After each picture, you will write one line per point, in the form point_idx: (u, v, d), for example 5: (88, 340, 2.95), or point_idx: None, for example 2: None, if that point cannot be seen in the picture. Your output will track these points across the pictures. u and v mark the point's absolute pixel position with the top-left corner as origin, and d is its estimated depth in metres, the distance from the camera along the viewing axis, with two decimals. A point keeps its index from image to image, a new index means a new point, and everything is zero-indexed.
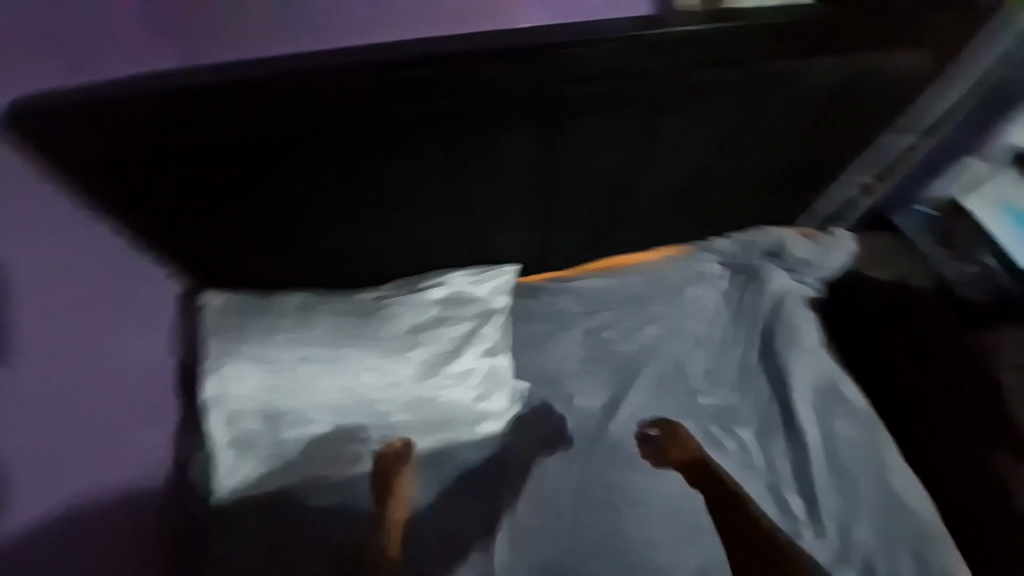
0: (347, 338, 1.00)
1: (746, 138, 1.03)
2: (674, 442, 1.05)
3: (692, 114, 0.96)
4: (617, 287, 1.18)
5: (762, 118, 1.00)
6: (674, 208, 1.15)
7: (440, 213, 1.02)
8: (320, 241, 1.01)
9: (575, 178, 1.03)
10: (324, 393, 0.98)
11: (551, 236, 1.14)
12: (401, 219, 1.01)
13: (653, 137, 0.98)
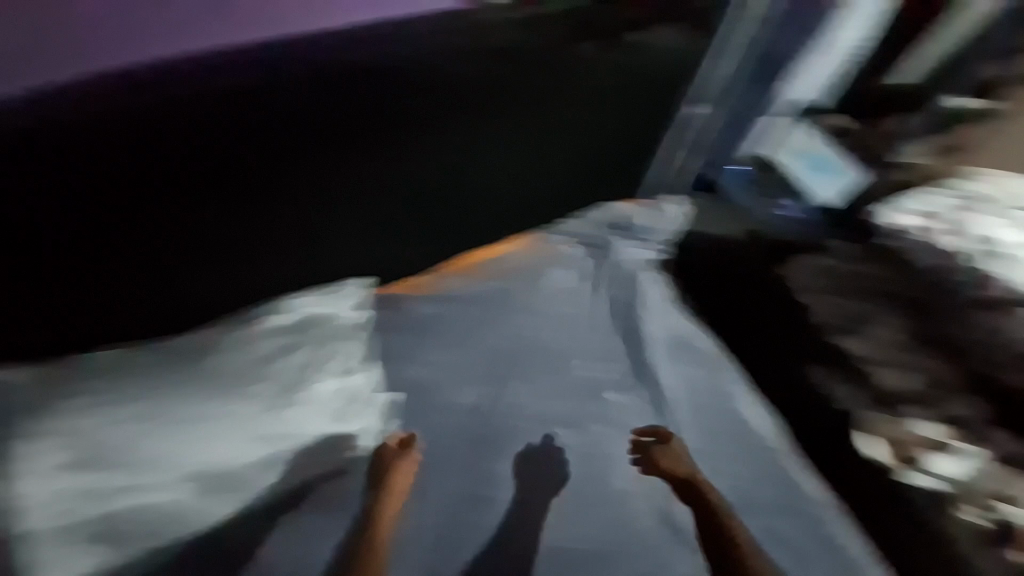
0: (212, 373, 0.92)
1: (561, 110, 1.14)
2: (667, 454, 0.98)
3: (532, 103, 1.10)
4: (480, 282, 1.21)
5: (566, 92, 1.12)
6: (522, 186, 1.22)
7: (289, 222, 1.01)
8: (193, 266, 0.97)
9: (440, 172, 1.10)
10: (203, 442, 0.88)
11: (413, 230, 1.15)
12: (272, 232, 1.01)
13: (505, 126, 1.10)
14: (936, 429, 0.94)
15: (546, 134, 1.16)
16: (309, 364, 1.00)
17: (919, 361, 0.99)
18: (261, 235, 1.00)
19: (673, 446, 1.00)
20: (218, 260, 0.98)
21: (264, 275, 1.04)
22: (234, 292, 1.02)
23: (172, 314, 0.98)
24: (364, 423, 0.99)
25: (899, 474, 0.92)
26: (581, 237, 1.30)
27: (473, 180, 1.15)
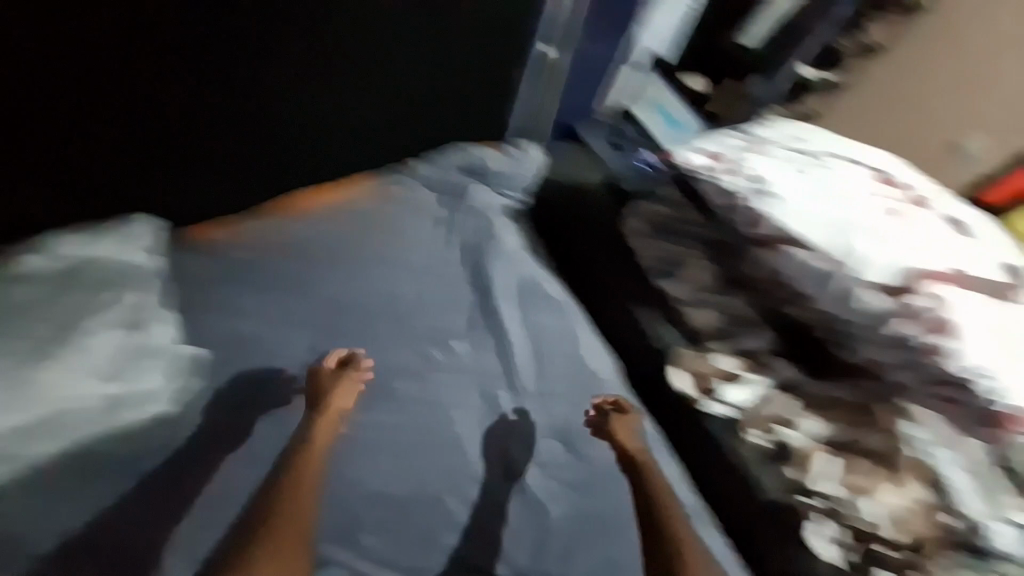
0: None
1: (398, 36, 1.07)
2: (621, 427, 0.99)
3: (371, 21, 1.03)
4: (312, 225, 1.09)
5: (403, 15, 1.06)
6: (359, 121, 1.14)
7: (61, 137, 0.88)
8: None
9: (270, 95, 1.03)
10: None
11: (229, 162, 1.04)
12: (71, 150, 0.91)
13: (342, 46, 1.03)
14: (736, 364, 0.99)
15: (385, 65, 1.09)
16: (104, 308, 0.87)
17: (731, 302, 1.03)
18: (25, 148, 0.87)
19: (632, 421, 1.00)
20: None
21: (36, 202, 0.91)
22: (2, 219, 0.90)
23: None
24: (152, 385, 0.86)
25: (701, 404, 0.99)
26: (430, 181, 1.20)
27: (298, 109, 1.06)
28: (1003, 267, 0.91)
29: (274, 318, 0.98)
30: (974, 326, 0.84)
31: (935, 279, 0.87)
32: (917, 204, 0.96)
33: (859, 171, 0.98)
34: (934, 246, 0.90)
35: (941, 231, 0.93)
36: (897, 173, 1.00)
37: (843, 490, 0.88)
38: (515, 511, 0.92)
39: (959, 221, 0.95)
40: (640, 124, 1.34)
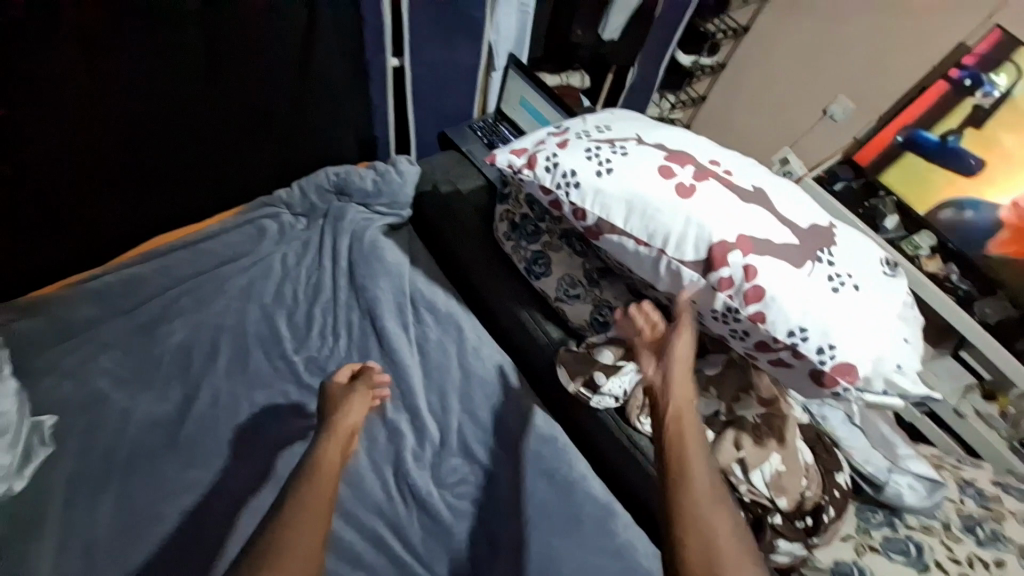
0: None
1: (185, 59, 0.90)
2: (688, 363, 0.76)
3: (179, 49, 0.88)
4: (167, 267, 1.04)
5: (214, 49, 0.91)
6: (178, 150, 1.01)
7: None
8: None
9: (90, 140, 0.91)
10: None
11: (45, 218, 0.95)
12: None
13: (161, 84, 0.90)
14: (612, 354, 0.91)
15: (184, 91, 0.93)
16: None
17: (605, 288, 0.98)
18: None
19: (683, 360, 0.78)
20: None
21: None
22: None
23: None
24: None
25: (592, 402, 0.91)
26: (292, 208, 1.15)
27: (96, 152, 0.93)
28: (811, 224, 0.75)
29: (135, 378, 0.95)
30: (784, 300, 0.68)
31: (752, 247, 0.70)
32: (705, 179, 0.74)
33: (653, 154, 0.77)
34: (739, 213, 0.72)
35: (755, 206, 0.73)
36: (689, 150, 0.79)
37: (731, 464, 0.84)
38: (419, 536, 0.92)
39: (763, 192, 0.76)
40: (517, 127, 1.31)
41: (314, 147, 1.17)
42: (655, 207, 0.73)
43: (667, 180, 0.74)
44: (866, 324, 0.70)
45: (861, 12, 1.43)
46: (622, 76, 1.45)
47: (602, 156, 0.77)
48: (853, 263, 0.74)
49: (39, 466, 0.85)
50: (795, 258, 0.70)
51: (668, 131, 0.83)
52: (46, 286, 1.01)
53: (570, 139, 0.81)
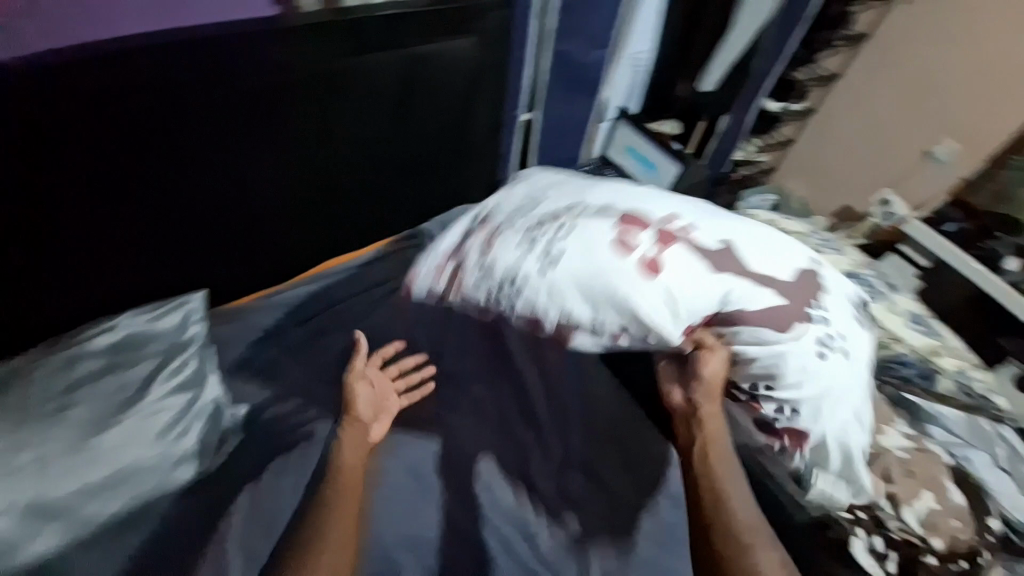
0: (49, 411, 0.83)
1: (386, 116, 1.09)
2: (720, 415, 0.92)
3: (383, 107, 1.07)
4: (331, 287, 1.20)
5: (408, 109, 1.10)
6: (360, 190, 1.18)
7: (79, 248, 0.92)
8: (55, 292, 0.94)
9: (302, 177, 1.08)
10: (25, 486, 0.78)
11: (245, 243, 1.11)
12: (127, 250, 0.97)
13: (363, 135, 1.09)
14: None
15: (373, 142, 1.11)
16: (161, 381, 0.94)
17: None
18: (59, 266, 0.92)
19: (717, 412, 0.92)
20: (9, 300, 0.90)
21: (78, 296, 0.97)
22: (45, 309, 0.95)
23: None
24: (203, 441, 0.94)
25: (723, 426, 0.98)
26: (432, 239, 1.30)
27: (303, 187, 1.09)
28: (796, 268, 0.89)
29: (304, 379, 1.08)
30: (767, 358, 0.85)
31: (717, 318, 0.86)
32: (663, 245, 0.87)
33: (603, 220, 0.92)
34: (710, 282, 0.84)
35: (726, 272, 0.85)
36: (638, 209, 0.94)
37: (881, 499, 0.86)
38: (550, 545, 0.96)
39: (731, 245, 0.88)
40: (621, 168, 1.50)
41: (454, 189, 1.32)
42: (632, 271, 0.85)
43: (629, 256, 0.86)
44: (828, 382, 0.84)
45: (967, 58, 1.46)
46: (716, 120, 1.47)
47: (554, 235, 0.93)
48: (836, 315, 0.88)
49: (232, 448, 0.98)
50: (784, 310, 0.85)
51: (602, 192, 0.99)
52: (239, 299, 1.18)
53: (513, 228, 0.99)
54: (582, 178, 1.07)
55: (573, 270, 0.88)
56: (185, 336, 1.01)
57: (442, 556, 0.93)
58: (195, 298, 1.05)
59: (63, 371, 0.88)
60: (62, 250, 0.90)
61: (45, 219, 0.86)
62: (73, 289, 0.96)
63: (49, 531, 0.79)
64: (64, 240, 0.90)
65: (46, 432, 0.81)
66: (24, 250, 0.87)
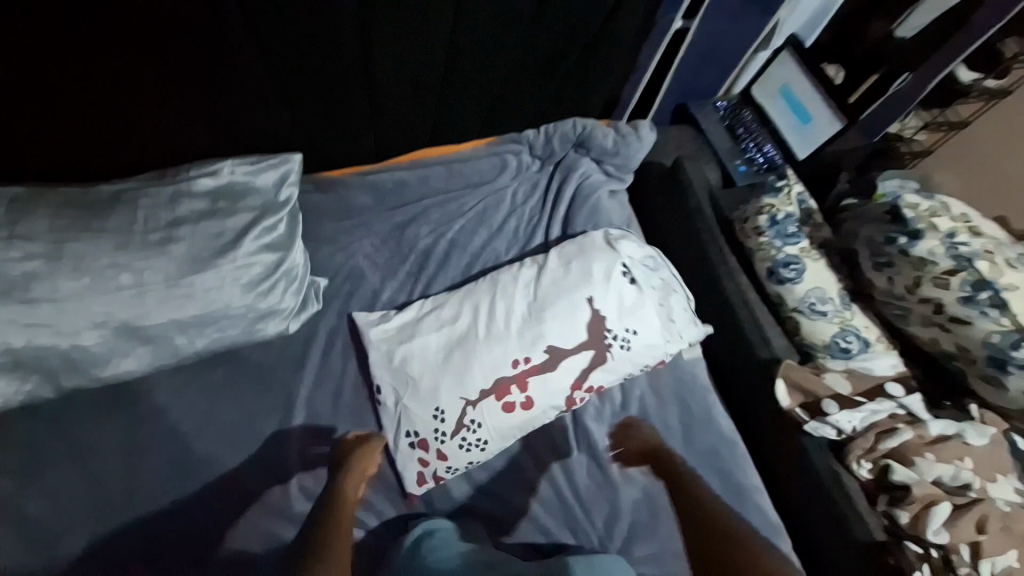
0: (147, 237, 0.84)
1: None
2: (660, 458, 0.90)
3: None
4: (426, 178, 1.13)
5: None
6: (477, 78, 1.05)
7: (177, 76, 0.84)
8: (163, 128, 0.90)
9: (423, 52, 0.96)
10: (125, 301, 0.82)
11: (348, 115, 1.03)
12: (233, 99, 0.90)
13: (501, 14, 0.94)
14: (849, 385, 0.87)
15: (507, 23, 0.96)
16: (255, 236, 0.92)
17: (856, 312, 0.91)
18: (159, 93, 0.85)
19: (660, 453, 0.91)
20: (114, 120, 0.85)
21: (177, 133, 0.92)
22: (145, 139, 0.90)
23: (70, 163, 0.88)
24: (284, 301, 0.95)
25: (808, 426, 0.86)
26: (532, 147, 1.19)
27: (421, 63, 0.97)
28: (587, 316, 0.93)
29: (387, 263, 1.07)
30: (602, 372, 0.93)
31: (581, 381, 0.92)
32: (527, 386, 0.90)
33: (485, 405, 0.89)
34: (564, 380, 0.91)
35: (563, 360, 0.92)
36: (494, 371, 0.90)
37: (961, 545, 0.75)
38: (585, 482, 0.93)
39: (553, 346, 0.92)
40: (764, 113, 1.31)
41: (573, 98, 1.18)
42: (546, 411, 0.91)
43: (514, 411, 0.89)
44: (642, 340, 0.95)
45: None
46: (890, 80, 1.12)
47: (475, 432, 0.88)
48: (617, 313, 0.95)
49: (310, 315, 1.00)
50: (594, 359, 0.92)
51: (464, 361, 0.90)
52: (335, 169, 1.14)
53: (445, 446, 0.88)
54: (438, 348, 0.92)
55: (520, 428, 0.90)
56: (280, 198, 0.96)
57: (482, 467, 0.92)
58: (294, 159, 0.97)
59: (167, 206, 0.87)
60: (155, 81, 0.83)
61: (162, 46, 0.79)
62: (185, 130, 0.92)
63: (138, 349, 0.85)
64: (163, 62, 0.81)
65: (150, 261, 0.83)
66: (123, 63, 0.79)
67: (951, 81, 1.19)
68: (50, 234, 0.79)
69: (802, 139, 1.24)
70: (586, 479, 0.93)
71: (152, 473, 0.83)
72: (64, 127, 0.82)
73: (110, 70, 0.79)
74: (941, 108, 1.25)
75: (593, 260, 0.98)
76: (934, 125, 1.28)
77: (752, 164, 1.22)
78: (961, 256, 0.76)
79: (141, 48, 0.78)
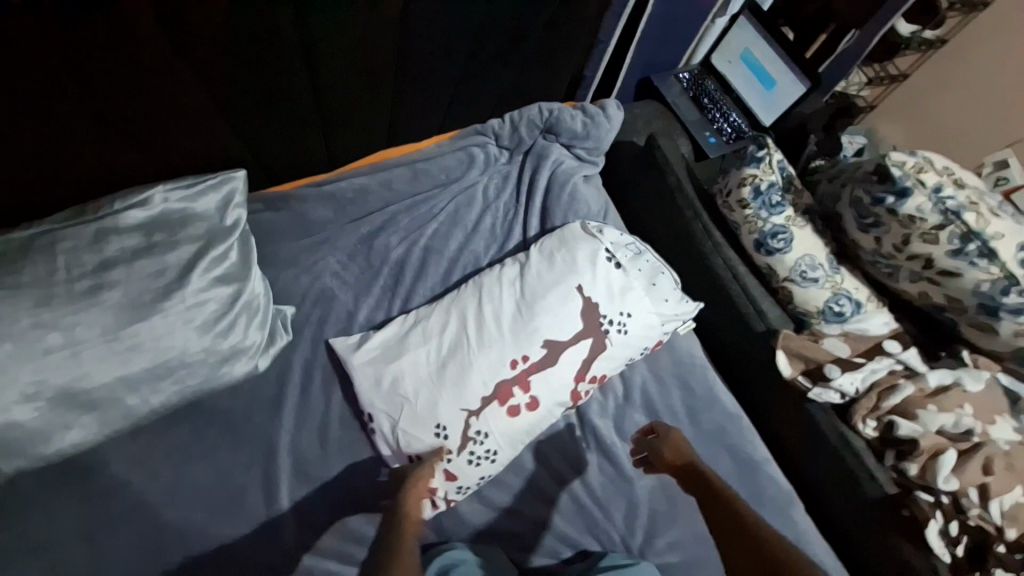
0: (72, 288, 0.72)
1: None
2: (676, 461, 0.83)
3: None
4: (389, 182, 1.04)
5: None
6: (431, 68, 0.96)
7: (83, 92, 0.70)
8: (72, 159, 0.76)
9: (369, 42, 0.86)
10: (57, 366, 0.70)
11: (293, 120, 0.91)
12: (153, 116, 0.78)
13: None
14: (847, 348, 0.89)
15: (463, 3, 0.87)
16: (204, 268, 0.80)
17: (845, 275, 0.92)
18: (63, 117, 0.71)
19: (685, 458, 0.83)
20: (7, 154, 0.70)
21: (90, 160, 0.78)
22: (52, 170, 0.76)
23: None
24: (248, 338, 0.85)
25: (812, 393, 0.87)
26: (498, 137, 1.12)
27: (367, 54, 0.87)
28: (582, 307, 0.88)
29: (358, 280, 0.98)
30: (605, 361, 0.89)
31: (587, 373, 0.88)
32: (530, 386, 0.85)
33: (489, 413, 0.83)
34: (567, 375, 0.86)
35: (564, 355, 0.87)
36: (494, 374, 0.84)
37: (969, 488, 0.77)
38: (600, 482, 0.89)
39: (552, 342, 0.86)
40: (723, 80, 1.30)
41: (534, 80, 1.12)
42: (553, 410, 0.86)
43: (520, 415, 0.84)
44: (642, 323, 0.91)
45: None
46: (840, 35, 1.13)
47: (483, 443, 0.82)
48: (612, 300, 0.91)
49: (281, 348, 0.90)
50: (594, 348, 0.88)
51: (461, 373, 0.84)
52: (286, 182, 1.03)
53: (453, 465, 0.81)
54: (429, 362, 0.85)
55: (528, 432, 0.85)
56: (227, 222, 0.85)
57: (493, 484, 0.87)
58: (237, 176, 0.86)
59: (92, 248, 0.74)
60: (53, 105, 0.69)
61: (57, 63, 0.66)
62: (101, 158, 0.79)
63: (82, 419, 0.73)
64: (64, 77, 0.67)
65: (82, 314, 0.71)
66: (10, 84, 0.64)
67: (891, 34, 1.23)
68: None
69: (766, 105, 1.23)
70: (602, 479, 0.89)
71: (124, 555, 0.73)
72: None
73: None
74: (881, 63, 1.34)
75: (580, 250, 0.93)
76: (876, 81, 1.36)
77: (721, 135, 1.22)
78: (948, 210, 0.77)
79: (32, 64, 0.64)
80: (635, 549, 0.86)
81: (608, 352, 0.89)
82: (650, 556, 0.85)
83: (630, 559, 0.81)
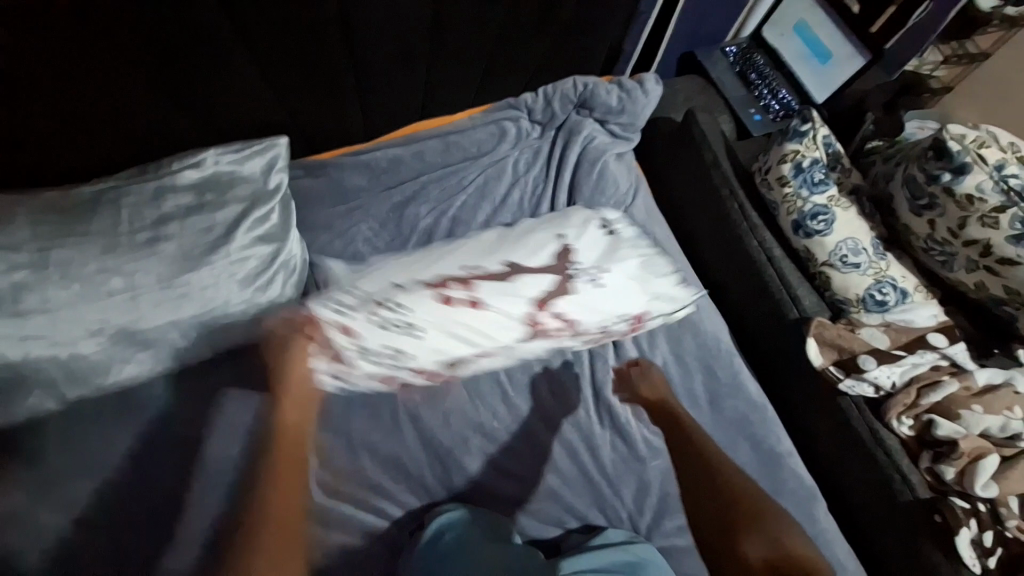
0: (131, 239, 0.79)
1: None
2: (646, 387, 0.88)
3: None
4: (421, 153, 1.07)
5: None
6: (465, 40, 0.97)
7: (143, 60, 0.76)
8: (135, 122, 0.83)
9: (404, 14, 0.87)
10: (117, 308, 0.78)
11: (331, 90, 0.95)
12: (203, 82, 0.83)
13: None
14: (887, 340, 0.84)
15: None
16: (247, 227, 0.86)
17: (892, 262, 0.86)
18: (126, 82, 0.77)
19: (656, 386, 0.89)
20: (81, 116, 0.78)
21: (153, 124, 0.85)
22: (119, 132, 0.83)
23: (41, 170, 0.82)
24: (285, 294, 0.91)
25: (845, 384, 0.82)
26: (531, 111, 1.12)
27: (402, 27, 0.89)
28: (555, 248, 0.82)
29: (389, 247, 1.02)
30: (578, 301, 0.81)
31: (552, 304, 0.80)
32: (474, 286, 0.77)
33: (418, 294, 0.76)
34: (512, 291, 0.78)
35: (523, 275, 0.79)
36: (439, 268, 0.79)
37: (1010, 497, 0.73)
38: (612, 459, 0.89)
39: (514, 263, 0.80)
40: (774, 54, 1.23)
41: (570, 53, 1.10)
42: (489, 321, 0.78)
43: (446, 305, 0.76)
44: (620, 285, 0.84)
45: None
46: (912, 7, 0.98)
47: (399, 314, 0.75)
48: (598, 258, 0.84)
49: None
50: (559, 287, 0.80)
51: (410, 262, 0.80)
52: (327, 151, 1.08)
53: (353, 321, 0.75)
54: None
55: (454, 335, 0.77)
56: (270, 185, 0.90)
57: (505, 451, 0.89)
58: (281, 142, 0.91)
59: (152, 204, 0.81)
60: (117, 71, 0.76)
61: (123, 33, 0.72)
62: (161, 122, 0.86)
63: (140, 355, 0.83)
64: (128, 46, 0.73)
65: (140, 262, 0.78)
66: (81, 52, 0.71)
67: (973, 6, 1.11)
68: (32, 242, 0.73)
69: (818, 80, 1.16)
70: (613, 455, 0.89)
71: (173, 479, 0.81)
72: (34, 132, 0.76)
73: (70, 62, 0.71)
74: (959, 40, 1.14)
75: (574, 215, 0.90)
76: (952, 60, 1.18)
77: (767, 112, 1.15)
78: (1010, 189, 0.72)
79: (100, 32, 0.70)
80: (642, 529, 0.86)
81: (586, 290, 0.82)
82: (656, 537, 0.85)
83: (631, 537, 0.82)
